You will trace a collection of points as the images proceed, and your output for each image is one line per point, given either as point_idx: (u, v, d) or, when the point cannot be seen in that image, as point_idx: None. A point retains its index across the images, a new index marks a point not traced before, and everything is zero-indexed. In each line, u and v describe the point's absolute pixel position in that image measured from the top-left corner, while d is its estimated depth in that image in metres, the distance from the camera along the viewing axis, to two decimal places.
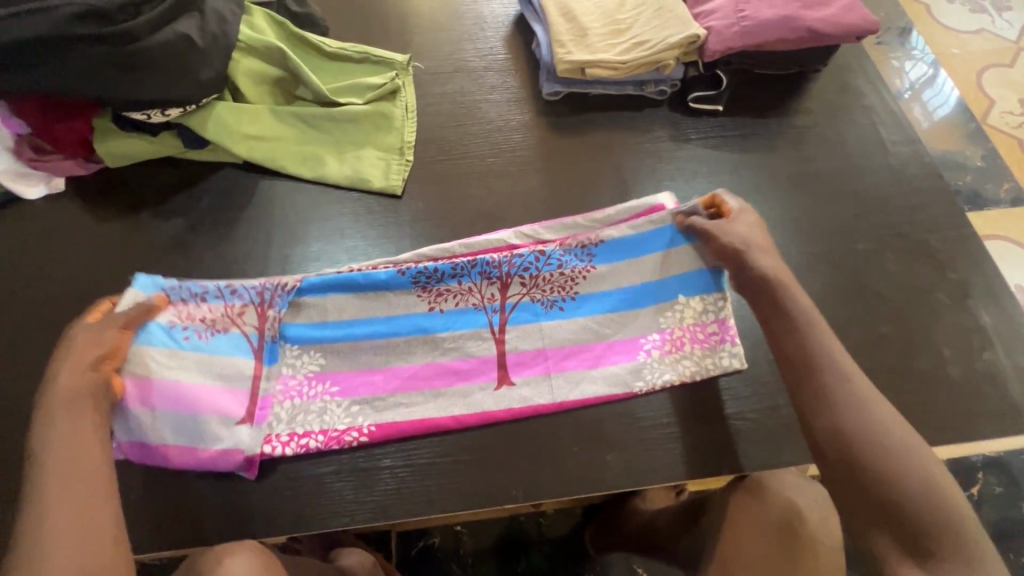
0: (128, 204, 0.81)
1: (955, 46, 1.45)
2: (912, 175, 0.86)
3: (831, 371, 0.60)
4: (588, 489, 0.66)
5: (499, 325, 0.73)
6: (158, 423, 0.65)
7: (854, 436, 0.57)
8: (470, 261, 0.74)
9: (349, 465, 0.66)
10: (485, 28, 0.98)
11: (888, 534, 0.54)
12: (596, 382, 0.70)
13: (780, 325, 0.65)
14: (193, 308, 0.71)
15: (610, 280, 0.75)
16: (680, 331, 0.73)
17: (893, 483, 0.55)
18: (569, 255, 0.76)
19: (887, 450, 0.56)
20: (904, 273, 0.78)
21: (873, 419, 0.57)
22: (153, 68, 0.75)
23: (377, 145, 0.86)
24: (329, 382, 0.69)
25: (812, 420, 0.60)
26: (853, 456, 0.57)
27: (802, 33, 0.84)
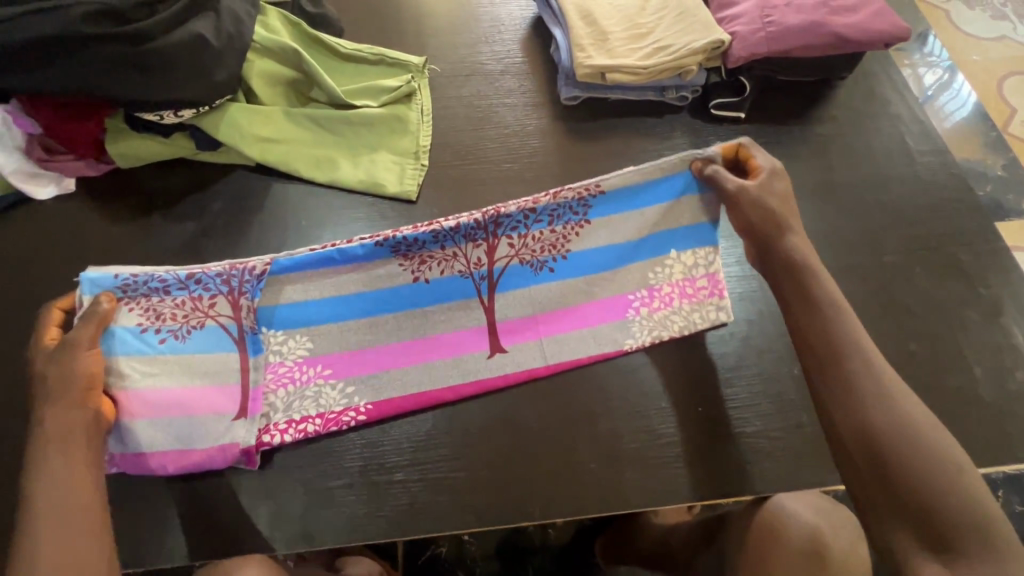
0: (139, 206, 0.80)
1: (975, 52, 1.42)
2: (940, 187, 0.83)
3: (858, 360, 0.58)
4: (607, 508, 0.64)
5: (487, 292, 0.72)
6: (146, 431, 0.63)
7: (879, 424, 0.55)
8: (453, 226, 0.70)
9: (351, 448, 0.66)
10: (501, 31, 0.97)
11: (910, 532, 0.52)
12: (587, 343, 0.71)
13: (803, 311, 0.61)
14: (161, 305, 0.66)
15: (603, 233, 0.73)
16: (669, 288, 0.73)
17: (916, 473, 0.52)
18: (562, 209, 0.72)
19: (912, 441, 0.54)
20: (932, 288, 0.76)
21: (899, 410, 0.55)
22: (166, 68, 0.73)
23: (392, 149, 0.84)
24: (321, 365, 0.68)
25: (834, 409, 0.57)
26: (875, 444, 0.54)
27: (829, 39, 0.82)
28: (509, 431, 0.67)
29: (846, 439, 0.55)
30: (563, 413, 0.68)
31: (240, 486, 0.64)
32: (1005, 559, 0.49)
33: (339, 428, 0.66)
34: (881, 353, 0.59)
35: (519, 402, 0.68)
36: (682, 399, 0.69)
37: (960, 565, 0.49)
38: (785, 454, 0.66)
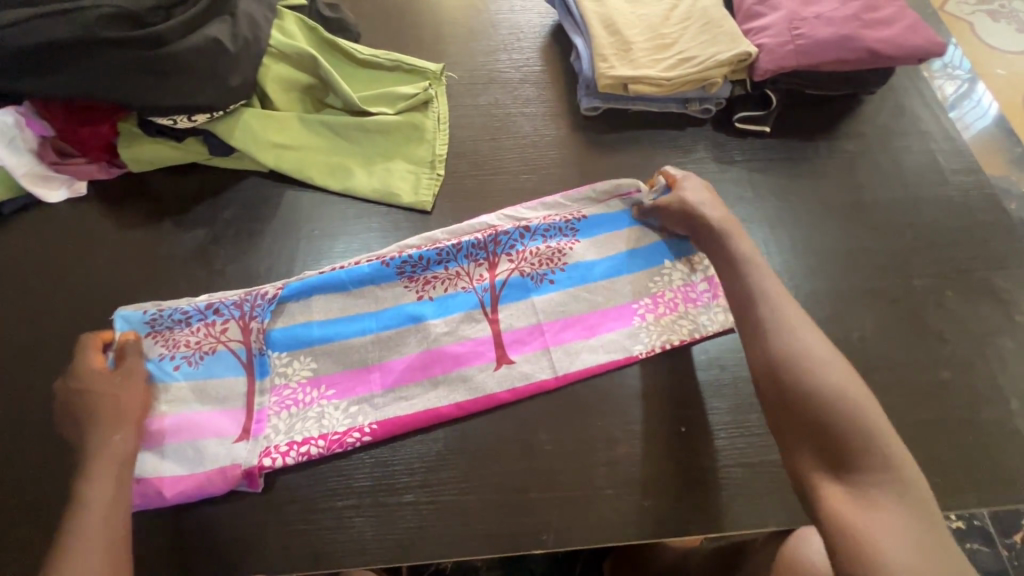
0: (151, 212, 0.79)
1: (1000, 66, 1.39)
2: (972, 208, 0.81)
3: (766, 305, 0.61)
4: (624, 538, 0.61)
5: (491, 304, 0.72)
6: (149, 460, 0.62)
7: (783, 355, 0.57)
8: (455, 245, 0.74)
9: (356, 465, 0.64)
10: (520, 38, 0.95)
11: (812, 452, 0.54)
12: (595, 352, 0.70)
13: (725, 266, 0.66)
14: (179, 334, 0.68)
15: (595, 252, 0.76)
16: (671, 294, 0.73)
17: (818, 399, 0.54)
18: (553, 230, 0.77)
19: (815, 369, 0.56)
20: (964, 313, 0.73)
21: (801, 342, 0.58)
22: (181, 74, 0.72)
23: (407, 158, 0.82)
24: (324, 385, 0.67)
25: (753, 352, 0.60)
26: (781, 376, 0.56)
27: (861, 53, 0.80)
28: (524, 456, 0.65)
29: (760, 378, 0.58)
30: (580, 437, 0.65)
31: (247, 504, 0.62)
32: (901, 474, 0.51)
33: (346, 450, 0.65)
34: (786, 292, 0.63)
35: (535, 425, 0.66)
36: (703, 424, 0.66)
37: (860, 481, 0.51)
38: None
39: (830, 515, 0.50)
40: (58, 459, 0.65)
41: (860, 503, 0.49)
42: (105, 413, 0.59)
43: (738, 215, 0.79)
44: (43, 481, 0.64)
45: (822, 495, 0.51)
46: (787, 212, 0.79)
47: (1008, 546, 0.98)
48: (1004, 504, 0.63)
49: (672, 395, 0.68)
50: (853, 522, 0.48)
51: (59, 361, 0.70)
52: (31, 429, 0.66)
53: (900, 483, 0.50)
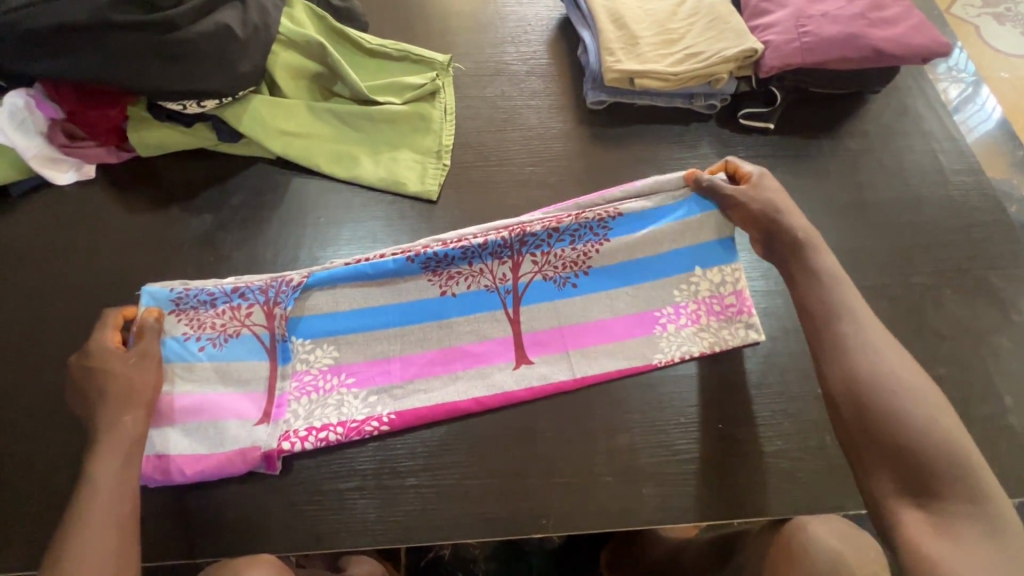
0: (159, 196, 0.79)
1: (1004, 69, 1.39)
2: (973, 208, 0.81)
3: (849, 321, 0.60)
4: (620, 524, 0.62)
5: (513, 305, 0.72)
6: (168, 437, 0.63)
7: (866, 377, 0.56)
8: (481, 243, 0.73)
9: (373, 455, 0.65)
10: (528, 31, 0.96)
11: (891, 475, 0.53)
12: (615, 357, 0.69)
13: (800, 274, 0.65)
14: (204, 316, 0.69)
15: (624, 254, 0.74)
16: (695, 305, 0.72)
17: (904, 426, 0.54)
18: (584, 229, 0.74)
19: (901, 394, 0.55)
20: (962, 311, 0.74)
21: (883, 365, 0.57)
22: (192, 59, 0.73)
23: (414, 148, 0.83)
24: (344, 374, 0.68)
25: (828, 368, 0.59)
26: (863, 399, 0.55)
27: (866, 52, 0.80)
28: (528, 441, 0.66)
29: (838, 398, 0.57)
30: (582, 426, 0.66)
31: (254, 483, 0.63)
32: (987, 507, 0.51)
33: (362, 439, 0.65)
34: (868, 310, 0.61)
35: (537, 412, 0.67)
36: (703, 415, 0.67)
37: (941, 510, 0.51)
38: (806, 478, 0.65)
39: (908, 541, 0.50)
40: (65, 437, 0.66)
41: (939, 532, 0.50)
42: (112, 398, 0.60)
43: None
44: (51, 457, 0.65)
45: (901, 521, 0.52)
46: None
47: None
48: None
49: (675, 386, 0.69)
50: (934, 551, 0.49)
51: (66, 341, 0.71)
52: (39, 407, 0.67)
53: (988, 517, 0.50)
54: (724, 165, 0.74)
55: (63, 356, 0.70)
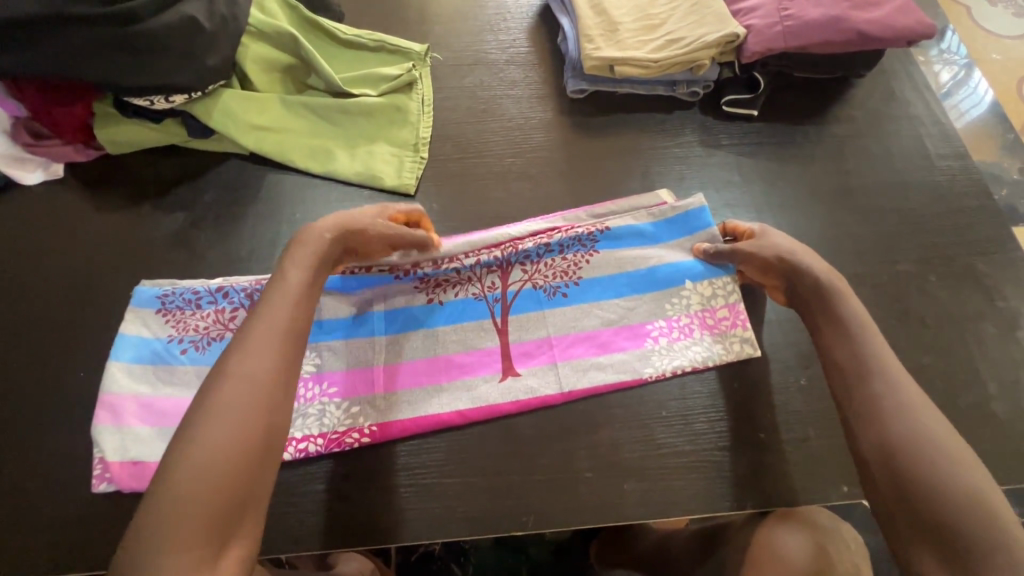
0: (129, 195, 0.78)
1: (995, 51, 1.37)
2: (959, 192, 0.80)
3: (881, 377, 0.54)
4: (602, 520, 0.61)
5: (501, 315, 0.71)
6: (148, 439, 0.63)
7: (901, 436, 0.50)
8: (470, 252, 0.73)
9: (354, 467, 0.63)
10: (507, 19, 0.93)
11: (930, 545, 0.46)
12: (604, 370, 0.68)
13: (826, 327, 0.60)
14: (188, 317, 0.69)
15: (614, 265, 0.73)
16: (688, 318, 0.70)
17: (945, 494, 0.47)
18: (572, 242, 0.74)
19: (942, 461, 0.49)
20: (948, 298, 0.73)
21: (924, 428, 0.51)
22: (157, 53, 0.70)
23: (391, 141, 0.81)
24: (326, 383, 0.67)
25: (857, 424, 0.53)
26: (896, 461, 0.50)
27: (850, 35, 0.78)
28: (509, 440, 0.65)
29: (871, 457, 0.51)
30: (563, 423, 0.66)
31: None
32: None
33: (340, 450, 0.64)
34: (907, 373, 0.55)
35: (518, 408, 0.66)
36: (685, 408, 0.66)
37: None
38: (789, 470, 0.64)
39: None
40: (35, 443, 0.64)
41: None
42: (296, 241, 0.61)
43: (726, 199, 0.79)
44: (19, 463, 0.63)
45: None
46: (772, 198, 0.79)
47: None
48: None
49: (662, 394, 0.67)
50: None
51: (36, 344, 0.69)
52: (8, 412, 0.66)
53: None
54: (725, 228, 0.73)
55: (33, 360, 0.68)
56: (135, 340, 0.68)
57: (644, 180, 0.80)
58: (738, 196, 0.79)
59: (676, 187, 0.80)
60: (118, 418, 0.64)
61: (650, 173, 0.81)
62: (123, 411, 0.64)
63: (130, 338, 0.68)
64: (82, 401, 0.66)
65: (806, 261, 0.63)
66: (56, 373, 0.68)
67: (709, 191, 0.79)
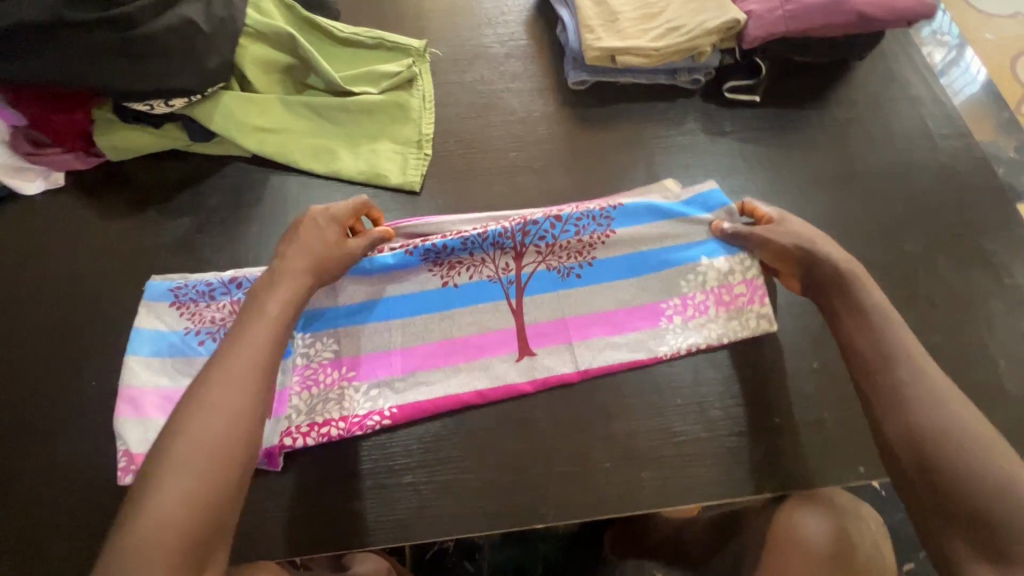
0: (132, 201, 0.77)
1: (988, 30, 1.37)
2: (962, 171, 0.81)
3: (906, 367, 0.54)
4: (620, 510, 0.62)
5: (516, 296, 0.71)
6: None
7: (926, 425, 0.51)
8: (481, 233, 0.71)
9: (376, 461, 0.64)
10: (505, 12, 0.93)
11: (963, 533, 0.47)
12: (619, 349, 0.68)
13: (846, 316, 0.60)
14: (204, 309, 0.70)
15: (629, 245, 0.73)
16: (703, 295, 0.70)
17: (976, 480, 0.48)
18: (585, 221, 0.73)
19: (970, 449, 0.49)
20: (955, 277, 0.73)
21: (950, 416, 0.51)
22: (156, 57, 0.70)
23: (394, 138, 0.81)
24: (346, 367, 0.67)
25: (882, 414, 0.53)
26: (925, 451, 0.50)
27: (851, 17, 0.78)
28: (524, 434, 0.65)
29: (897, 447, 0.52)
30: (578, 415, 0.66)
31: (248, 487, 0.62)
32: None
33: (362, 433, 0.64)
34: (930, 360, 0.55)
35: (533, 403, 0.66)
36: (699, 395, 0.66)
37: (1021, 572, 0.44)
38: (806, 454, 0.64)
39: None
40: (51, 454, 0.64)
41: None
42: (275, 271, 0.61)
43: (731, 185, 0.79)
44: (37, 474, 0.63)
45: None
46: (777, 183, 0.79)
47: None
48: None
49: (674, 377, 0.67)
50: None
51: (45, 355, 0.69)
52: (23, 424, 0.65)
53: None
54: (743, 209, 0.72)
55: (43, 371, 0.68)
56: (151, 333, 0.68)
57: (649, 170, 0.80)
58: (743, 182, 0.79)
59: (681, 175, 0.80)
60: (139, 409, 0.65)
61: (654, 162, 0.81)
62: (144, 404, 0.65)
63: (146, 332, 0.68)
64: (95, 410, 0.66)
65: (825, 249, 0.63)
66: (68, 383, 0.67)
67: (713, 179, 0.79)
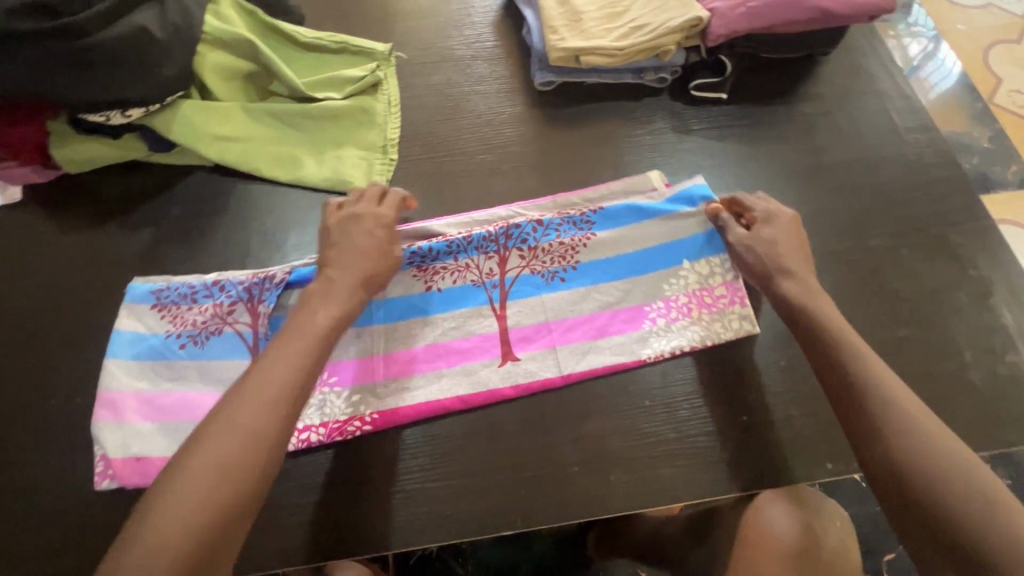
0: (92, 213, 0.76)
1: (960, 22, 1.35)
2: (927, 164, 0.81)
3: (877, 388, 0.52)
4: (590, 513, 0.61)
5: (499, 301, 0.70)
6: (150, 434, 0.62)
7: (925, 466, 0.48)
8: (465, 237, 0.72)
9: (346, 461, 0.63)
10: (471, 14, 0.92)
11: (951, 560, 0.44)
12: (603, 353, 0.68)
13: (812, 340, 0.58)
14: (186, 311, 0.68)
15: (613, 246, 0.73)
16: (686, 298, 0.70)
17: (959, 503, 0.46)
18: (567, 224, 0.73)
19: (950, 471, 0.47)
20: (921, 270, 0.74)
21: (925, 437, 0.49)
22: (110, 67, 0.68)
23: (359, 143, 0.80)
24: (326, 372, 0.66)
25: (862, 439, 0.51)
26: (904, 474, 0.48)
27: (812, 13, 0.78)
28: (493, 439, 0.64)
29: (878, 473, 0.49)
30: (547, 419, 0.65)
31: None
32: None
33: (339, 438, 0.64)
34: (919, 399, 0.52)
35: (503, 407, 0.66)
36: (669, 394, 0.66)
37: None
38: (776, 451, 0.64)
39: None
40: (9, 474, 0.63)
41: None
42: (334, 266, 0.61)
43: None
44: None
45: None
46: (745, 180, 0.79)
47: None
48: None
49: (646, 380, 0.67)
50: None
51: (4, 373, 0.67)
52: None
53: None
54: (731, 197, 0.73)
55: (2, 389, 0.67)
56: (132, 335, 0.67)
57: (617, 169, 0.80)
58: (711, 180, 0.79)
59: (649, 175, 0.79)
60: (118, 414, 0.63)
61: (622, 163, 0.80)
62: (124, 408, 0.63)
63: (126, 334, 0.67)
64: (54, 429, 0.65)
65: (807, 282, 0.62)
66: (26, 401, 0.66)
67: (681, 178, 0.79)
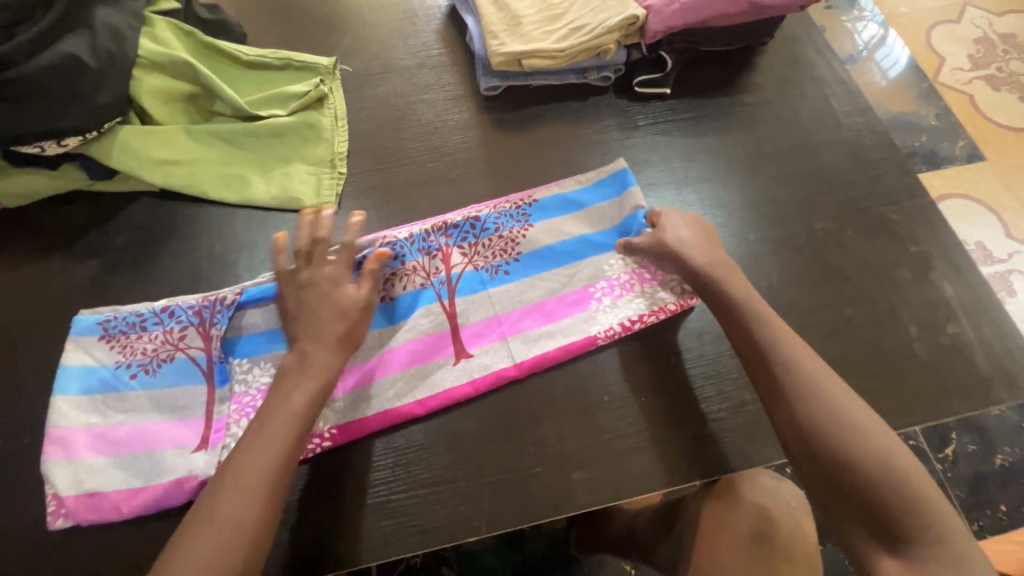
0: (33, 247, 0.74)
1: (903, 5, 1.39)
2: (867, 147, 0.83)
3: (784, 364, 0.59)
4: (553, 513, 0.62)
5: (448, 296, 0.71)
6: (105, 469, 0.61)
7: (884, 472, 0.53)
8: (407, 238, 0.73)
9: (305, 474, 0.63)
10: (416, 23, 0.92)
11: (860, 524, 0.53)
12: (554, 338, 0.69)
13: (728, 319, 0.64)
14: (135, 340, 0.67)
15: (549, 236, 0.75)
16: (627, 274, 0.72)
17: (864, 468, 0.53)
18: (504, 218, 0.75)
19: (850, 436, 0.54)
20: (864, 250, 0.76)
21: (833, 405, 0.56)
22: (37, 97, 0.67)
23: (307, 159, 0.79)
24: None
25: (774, 412, 0.58)
26: (811, 442, 0.55)
27: (744, 7, 0.80)
28: (453, 448, 0.64)
29: (790, 441, 0.57)
30: (507, 423, 0.65)
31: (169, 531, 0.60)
32: (949, 546, 0.50)
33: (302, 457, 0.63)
34: (820, 363, 0.59)
35: (461, 416, 0.66)
36: (625, 390, 0.67)
37: (912, 553, 0.50)
38: (732, 437, 0.65)
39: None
40: None
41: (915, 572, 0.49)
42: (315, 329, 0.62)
43: (648, 178, 0.80)
44: None
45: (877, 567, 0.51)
46: (693, 174, 0.80)
47: (942, 459, 0.99)
48: (910, 425, 0.66)
49: (603, 377, 0.68)
50: None
51: None
52: None
53: (954, 555, 0.50)
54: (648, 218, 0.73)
55: None
56: (79, 369, 0.66)
57: (566, 169, 0.80)
58: (658, 175, 0.80)
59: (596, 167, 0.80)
60: (69, 450, 0.62)
61: (569, 162, 0.81)
62: (75, 444, 0.62)
63: (74, 368, 0.66)
64: None
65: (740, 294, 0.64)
66: None
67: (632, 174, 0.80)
